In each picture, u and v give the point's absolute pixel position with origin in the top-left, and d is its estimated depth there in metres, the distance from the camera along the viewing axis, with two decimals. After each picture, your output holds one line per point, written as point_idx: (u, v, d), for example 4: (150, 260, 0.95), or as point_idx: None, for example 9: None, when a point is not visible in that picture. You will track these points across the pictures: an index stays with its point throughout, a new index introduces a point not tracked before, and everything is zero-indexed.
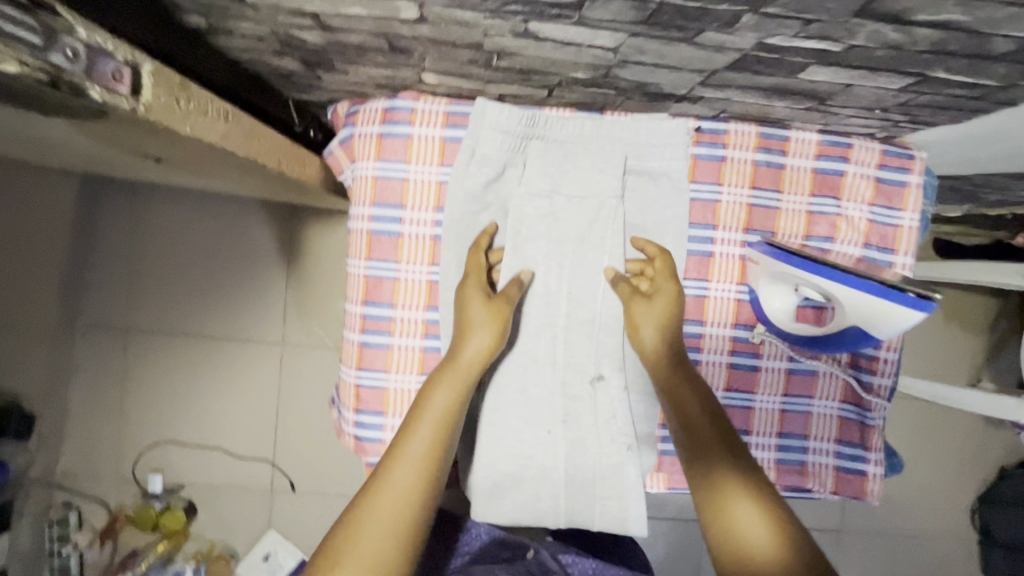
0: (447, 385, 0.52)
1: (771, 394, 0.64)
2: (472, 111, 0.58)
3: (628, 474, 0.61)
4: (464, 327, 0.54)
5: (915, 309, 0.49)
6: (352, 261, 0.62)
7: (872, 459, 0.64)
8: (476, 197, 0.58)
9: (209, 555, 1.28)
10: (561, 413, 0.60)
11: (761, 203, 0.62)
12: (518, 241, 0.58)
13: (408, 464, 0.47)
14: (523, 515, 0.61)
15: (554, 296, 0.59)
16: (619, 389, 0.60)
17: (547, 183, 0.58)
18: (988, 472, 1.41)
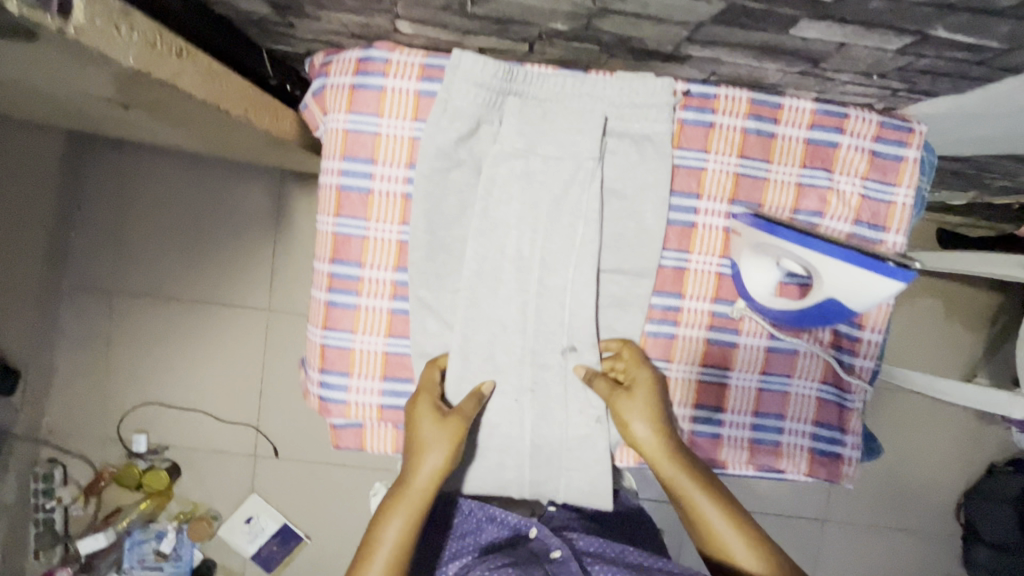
0: (401, 510, 0.55)
1: (748, 372, 0.62)
2: (447, 64, 0.56)
3: (595, 446, 0.59)
4: (418, 446, 0.56)
5: (895, 279, 0.46)
6: (321, 217, 0.60)
7: (848, 442, 0.62)
8: (448, 153, 0.56)
9: (191, 515, 1.30)
10: (529, 382, 0.58)
11: (748, 173, 0.60)
12: (490, 203, 0.57)
13: None
14: (487, 481, 0.60)
15: (529, 264, 0.57)
16: (590, 361, 0.59)
17: (523, 143, 0.56)
18: (976, 467, 1.39)
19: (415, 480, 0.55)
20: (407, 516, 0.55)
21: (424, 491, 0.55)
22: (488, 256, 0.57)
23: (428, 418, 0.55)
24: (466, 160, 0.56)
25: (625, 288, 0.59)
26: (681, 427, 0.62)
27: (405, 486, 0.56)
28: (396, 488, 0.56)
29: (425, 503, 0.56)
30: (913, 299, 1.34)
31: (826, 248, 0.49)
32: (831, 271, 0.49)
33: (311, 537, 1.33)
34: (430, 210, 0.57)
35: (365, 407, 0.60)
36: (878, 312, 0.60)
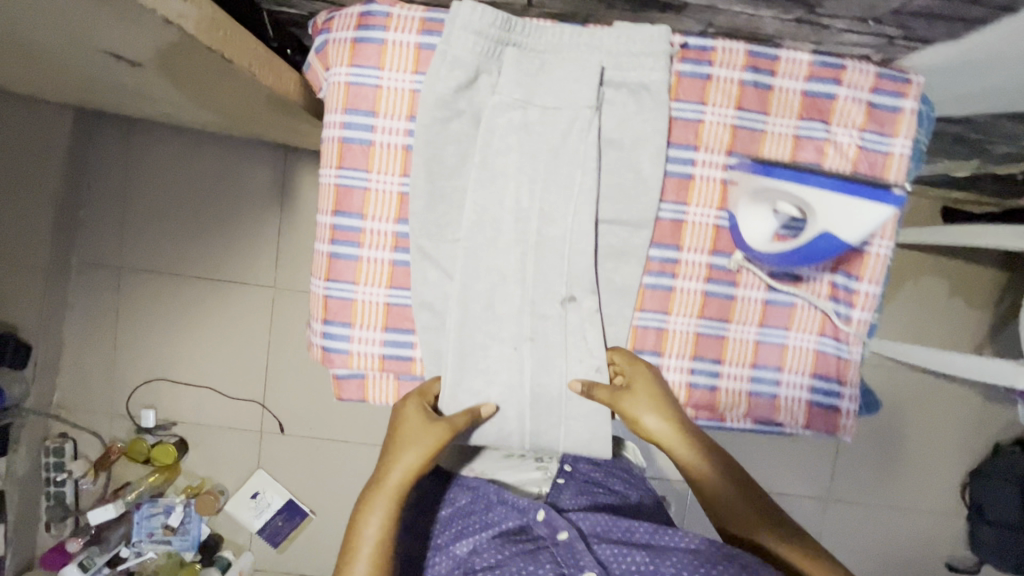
0: (379, 505, 0.57)
1: (746, 324, 0.62)
2: (447, 16, 0.57)
3: (594, 394, 0.60)
4: (399, 441, 0.58)
5: (890, 204, 0.47)
6: (324, 170, 0.61)
7: (846, 394, 0.63)
8: (448, 102, 0.57)
9: (199, 489, 1.32)
10: (528, 331, 0.59)
11: (746, 125, 0.60)
12: (489, 155, 0.57)
13: None
14: (488, 431, 0.61)
15: (528, 214, 0.58)
16: (588, 310, 0.60)
17: (521, 94, 0.57)
18: (982, 447, 1.39)
19: (392, 476, 0.57)
20: (384, 511, 0.56)
21: (399, 485, 0.57)
22: (487, 207, 0.58)
23: (414, 416, 0.58)
24: (466, 110, 0.57)
25: (623, 238, 0.60)
26: (679, 379, 0.63)
27: (383, 482, 0.58)
28: (372, 486, 0.58)
29: (402, 497, 0.57)
30: (917, 278, 1.33)
31: (818, 178, 0.49)
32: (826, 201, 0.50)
33: (316, 512, 1.34)
34: (430, 160, 0.58)
35: (368, 357, 0.61)
36: (875, 264, 0.61)
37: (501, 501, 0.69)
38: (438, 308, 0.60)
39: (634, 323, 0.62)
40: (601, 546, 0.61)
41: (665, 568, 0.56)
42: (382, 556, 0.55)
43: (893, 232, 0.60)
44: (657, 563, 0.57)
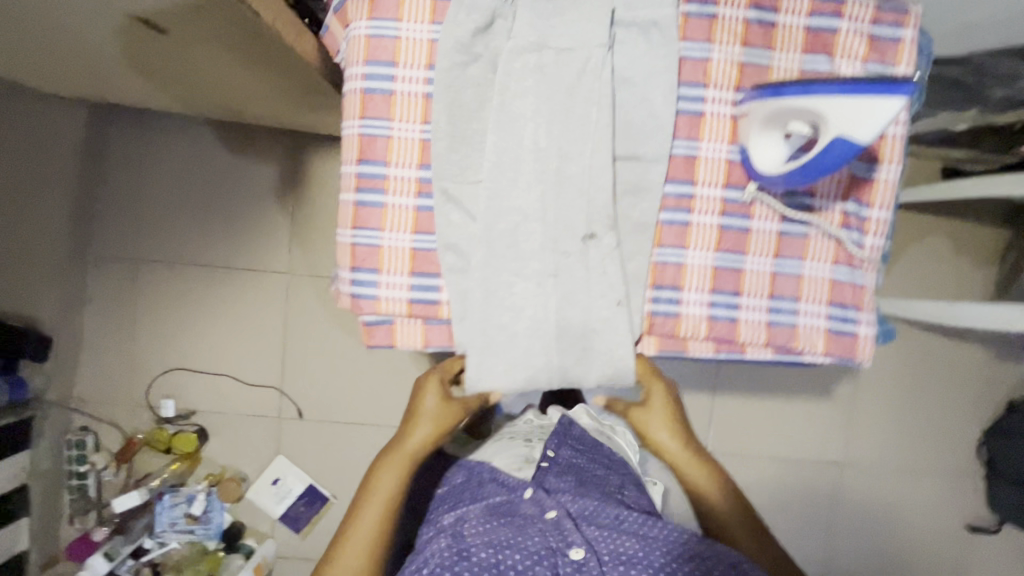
0: (396, 461, 0.76)
1: (762, 256, 0.64)
2: None
3: (618, 327, 0.62)
4: (419, 416, 0.77)
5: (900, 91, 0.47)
6: (346, 122, 0.63)
7: (863, 319, 0.64)
8: (466, 46, 0.59)
9: (220, 477, 1.32)
10: (552, 268, 0.61)
11: (752, 62, 0.62)
12: (507, 98, 0.60)
13: (368, 517, 0.74)
14: (516, 372, 0.62)
15: (547, 154, 0.60)
16: (609, 245, 0.61)
17: (536, 37, 0.59)
18: (994, 406, 1.39)
19: (409, 442, 0.76)
20: (399, 467, 0.76)
21: (415, 450, 0.76)
22: (507, 148, 0.60)
23: (434, 395, 0.77)
24: (484, 54, 0.60)
25: (639, 174, 0.62)
26: (699, 313, 0.64)
27: (402, 444, 0.77)
28: (393, 447, 0.77)
29: (415, 459, 0.77)
30: (922, 239, 1.34)
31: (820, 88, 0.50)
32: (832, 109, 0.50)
33: (336, 497, 1.35)
34: (451, 104, 0.60)
35: (396, 301, 0.63)
36: (884, 191, 0.63)
37: (493, 479, 0.80)
38: (463, 249, 0.62)
39: (653, 259, 0.64)
40: (589, 528, 0.71)
41: (650, 556, 0.69)
42: (392, 500, 0.75)
43: (899, 157, 0.62)
44: (644, 551, 0.69)
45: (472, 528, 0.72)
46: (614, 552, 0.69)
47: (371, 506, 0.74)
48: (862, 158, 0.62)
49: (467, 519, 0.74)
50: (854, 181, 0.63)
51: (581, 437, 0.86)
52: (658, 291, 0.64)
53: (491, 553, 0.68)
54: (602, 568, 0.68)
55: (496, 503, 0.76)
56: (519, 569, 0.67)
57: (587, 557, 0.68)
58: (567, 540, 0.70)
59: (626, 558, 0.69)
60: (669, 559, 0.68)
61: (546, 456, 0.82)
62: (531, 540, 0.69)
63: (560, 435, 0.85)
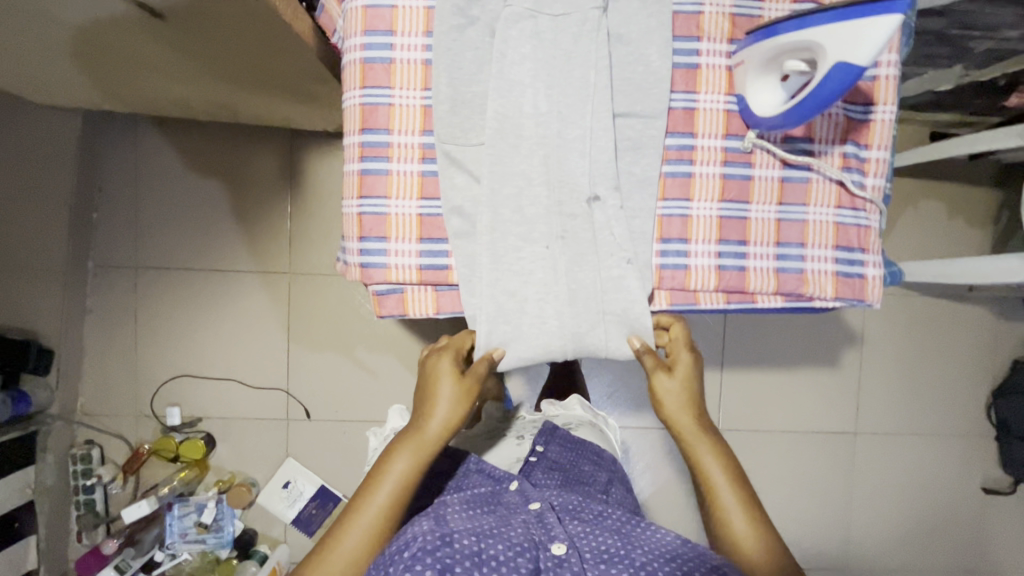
0: (411, 447, 0.65)
1: (765, 203, 0.65)
2: None
3: (628, 287, 0.62)
4: (436, 397, 0.67)
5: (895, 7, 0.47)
6: (348, 93, 0.63)
7: (869, 261, 0.65)
8: (462, 9, 0.60)
9: (230, 483, 1.30)
10: (558, 231, 0.62)
11: (743, 13, 0.63)
12: (505, 63, 0.60)
13: (373, 509, 0.63)
14: (528, 337, 0.63)
15: (548, 116, 0.61)
16: (613, 205, 0.62)
17: (531, 3, 0.60)
18: (1000, 365, 1.40)
19: (428, 428, 0.66)
20: (415, 454, 0.65)
21: (435, 435, 0.66)
22: (508, 115, 0.61)
23: (451, 372, 0.68)
24: (481, 18, 0.61)
25: (640, 130, 0.63)
26: (707, 263, 0.65)
27: (420, 429, 0.66)
28: (408, 431, 0.67)
29: (434, 447, 0.66)
30: (915, 204, 1.36)
31: (809, 21, 0.52)
32: (825, 38, 0.51)
33: (348, 497, 1.33)
34: (449, 70, 0.61)
35: (406, 268, 0.63)
36: (882, 131, 0.64)
37: (479, 470, 0.76)
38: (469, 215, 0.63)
39: (658, 213, 0.64)
40: (572, 524, 0.65)
41: (633, 554, 0.59)
42: (405, 490, 0.64)
43: (894, 97, 0.63)
44: (628, 548, 0.60)
45: (453, 515, 0.64)
46: (596, 549, 0.60)
47: (378, 495, 0.63)
48: (857, 100, 0.63)
49: (447, 506, 0.67)
50: (851, 124, 0.64)
51: (568, 435, 0.85)
52: (666, 244, 0.64)
53: (473, 541, 0.58)
54: (584, 564, 0.58)
55: (479, 494, 0.70)
56: (500, 559, 0.57)
57: (569, 553, 0.59)
58: (550, 535, 0.62)
59: (608, 556, 0.59)
60: (653, 558, 0.59)
61: (534, 451, 0.81)
62: (511, 530, 0.61)
63: (548, 433, 0.84)
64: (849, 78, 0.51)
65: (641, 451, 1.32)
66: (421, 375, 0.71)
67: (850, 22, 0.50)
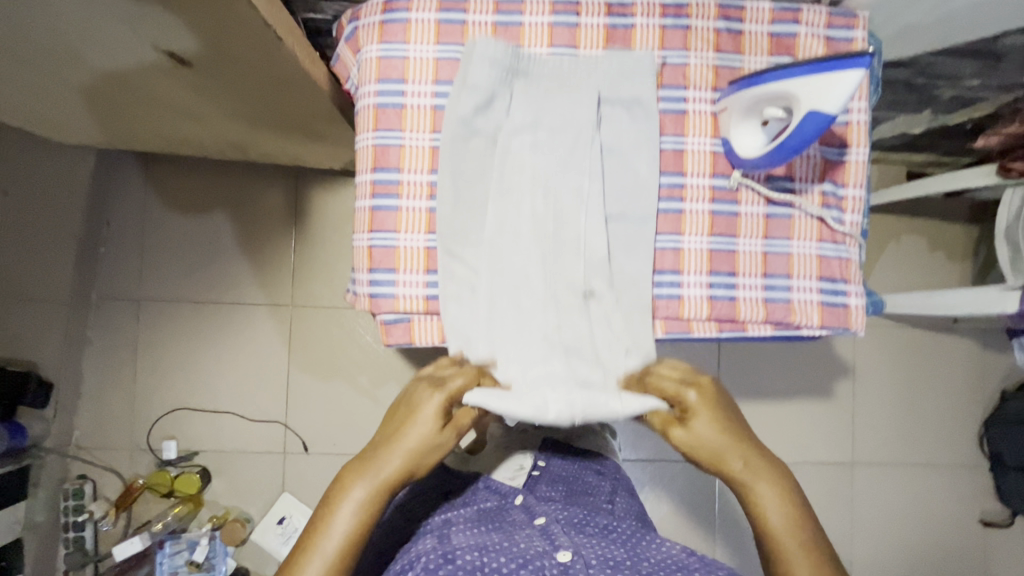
0: (369, 482, 0.58)
1: (752, 237, 0.69)
2: (459, 62, 0.66)
3: (617, 320, 0.65)
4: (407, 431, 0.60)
5: (860, 63, 0.53)
6: (362, 135, 0.68)
7: (852, 291, 0.69)
8: (467, 121, 0.65)
9: (224, 519, 1.28)
10: (552, 322, 0.64)
11: (726, 64, 0.69)
12: (506, 117, 0.65)
13: (323, 551, 0.56)
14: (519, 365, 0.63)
15: (546, 168, 0.65)
16: (609, 300, 0.65)
17: (531, 117, 0.65)
18: (990, 396, 1.43)
19: (391, 465, 0.59)
20: (373, 490, 0.58)
21: (397, 473, 0.59)
22: (509, 167, 0.65)
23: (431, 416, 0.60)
24: (484, 128, 0.65)
25: (632, 231, 0.67)
26: (699, 293, 0.68)
27: (384, 464, 0.59)
28: (367, 465, 0.59)
29: (392, 486, 0.59)
30: (896, 239, 1.41)
31: (791, 71, 0.57)
32: (803, 89, 0.56)
33: None
34: (454, 122, 0.65)
35: (412, 298, 0.66)
36: (856, 170, 0.69)
37: (487, 487, 0.78)
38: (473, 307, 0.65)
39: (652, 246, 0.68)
40: (576, 536, 0.66)
41: (638, 564, 0.60)
42: (359, 530, 0.57)
43: (865, 140, 0.68)
44: (633, 558, 0.61)
45: (458, 533, 0.65)
46: (601, 558, 0.61)
47: (329, 533, 0.56)
48: (832, 142, 0.68)
49: (453, 526, 0.67)
50: (828, 164, 0.69)
51: (568, 450, 0.90)
52: (659, 275, 0.68)
53: (475, 557, 0.59)
54: (589, 570, 0.58)
55: (485, 510, 0.72)
56: (504, 571, 0.57)
57: (574, 559, 0.59)
58: (554, 545, 0.63)
59: (613, 563, 0.60)
60: (656, 567, 0.60)
61: (538, 466, 0.85)
62: (517, 545, 0.62)
63: (549, 451, 0.88)
64: (823, 124, 0.56)
65: (641, 482, 1.32)
66: (401, 404, 0.63)
67: (822, 77, 0.55)
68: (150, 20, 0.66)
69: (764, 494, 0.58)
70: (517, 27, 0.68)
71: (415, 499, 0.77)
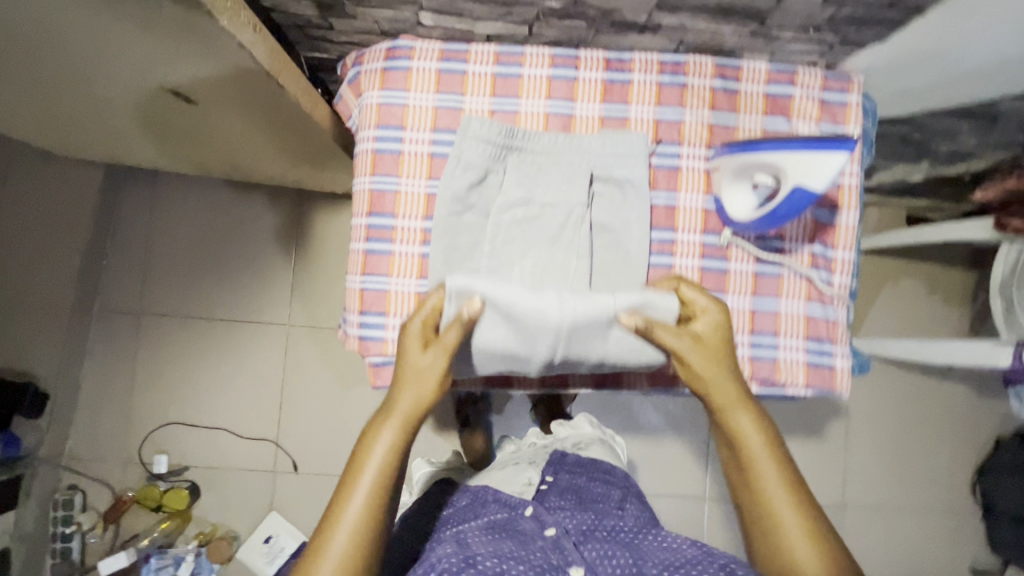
0: (392, 424, 0.57)
1: (740, 294, 0.69)
2: (456, 132, 0.67)
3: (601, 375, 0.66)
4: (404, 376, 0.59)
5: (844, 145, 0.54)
6: (359, 179, 0.70)
7: (838, 353, 0.69)
8: (461, 197, 0.66)
9: (210, 536, 1.29)
10: None
11: (720, 123, 0.70)
12: (502, 175, 0.67)
13: (358, 506, 0.54)
14: None
15: (539, 224, 0.66)
16: None
17: (523, 192, 0.66)
18: (984, 443, 1.42)
19: (402, 402, 0.58)
20: (397, 432, 0.57)
21: (413, 408, 0.58)
22: (502, 227, 0.66)
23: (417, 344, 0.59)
24: (477, 203, 0.67)
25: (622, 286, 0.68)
26: None
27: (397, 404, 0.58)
28: (384, 411, 0.58)
29: (415, 421, 0.58)
30: (894, 281, 1.42)
31: (762, 146, 0.59)
32: (789, 162, 0.57)
33: None
34: (447, 183, 0.66)
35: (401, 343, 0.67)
36: (846, 233, 0.69)
37: (496, 500, 0.75)
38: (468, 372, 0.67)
39: None
40: (588, 546, 0.65)
41: (647, 567, 0.61)
42: (392, 470, 0.56)
43: (856, 204, 0.69)
44: (639, 562, 0.62)
45: (475, 539, 0.65)
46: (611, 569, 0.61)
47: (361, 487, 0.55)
48: (823, 205, 0.69)
49: (468, 533, 0.67)
50: (819, 226, 0.69)
51: (577, 461, 0.85)
52: None
53: (496, 563, 0.59)
54: None
55: (494, 522, 0.69)
56: None
57: None
58: (567, 560, 0.63)
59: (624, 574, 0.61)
60: (662, 569, 0.61)
61: (545, 480, 0.80)
62: (531, 555, 0.62)
63: (557, 463, 0.83)
64: (807, 199, 0.58)
65: None
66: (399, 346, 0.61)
67: (807, 154, 0.56)
68: (154, 64, 0.67)
69: (748, 428, 0.61)
70: (516, 79, 0.69)
71: (419, 513, 0.79)
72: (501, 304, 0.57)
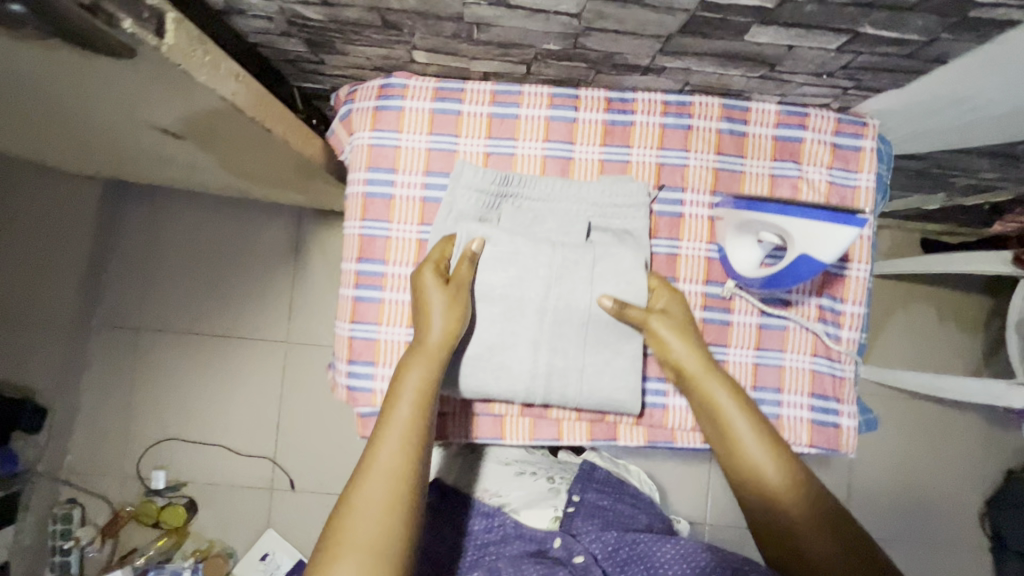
0: (419, 362, 0.58)
1: (743, 348, 0.66)
2: (450, 177, 0.65)
3: None
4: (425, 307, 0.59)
5: (854, 222, 0.51)
6: (349, 223, 0.67)
7: (844, 411, 0.67)
8: None
9: (207, 552, 1.28)
10: None
11: (726, 167, 0.67)
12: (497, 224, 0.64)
13: (394, 444, 0.54)
14: None
15: None
16: None
17: None
18: (995, 473, 1.38)
19: (429, 336, 0.58)
20: (425, 366, 0.58)
21: (439, 341, 0.59)
22: None
23: (433, 274, 0.60)
24: None
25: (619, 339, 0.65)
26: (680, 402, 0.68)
27: (423, 341, 0.59)
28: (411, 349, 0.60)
29: (441, 357, 0.59)
30: (906, 306, 1.37)
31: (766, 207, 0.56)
32: (795, 229, 0.54)
33: None
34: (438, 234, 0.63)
35: None
36: (855, 287, 0.67)
37: (520, 535, 0.69)
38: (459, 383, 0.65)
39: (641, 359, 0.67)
40: None
41: None
42: (423, 403, 0.57)
43: (867, 256, 0.66)
44: None
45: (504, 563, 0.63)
46: None
47: (396, 424, 0.55)
48: None
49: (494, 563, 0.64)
50: (827, 279, 0.66)
51: (605, 478, 0.79)
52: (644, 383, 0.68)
53: None
54: None
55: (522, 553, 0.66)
56: None
57: None
58: None
59: None
60: None
61: (572, 500, 0.75)
62: None
63: (584, 479, 0.78)
64: (813, 266, 0.55)
65: None
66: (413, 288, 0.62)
67: (815, 227, 0.53)
68: (138, 107, 0.65)
69: (719, 394, 0.61)
70: (512, 119, 0.66)
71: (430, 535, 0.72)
72: (503, 248, 0.61)
